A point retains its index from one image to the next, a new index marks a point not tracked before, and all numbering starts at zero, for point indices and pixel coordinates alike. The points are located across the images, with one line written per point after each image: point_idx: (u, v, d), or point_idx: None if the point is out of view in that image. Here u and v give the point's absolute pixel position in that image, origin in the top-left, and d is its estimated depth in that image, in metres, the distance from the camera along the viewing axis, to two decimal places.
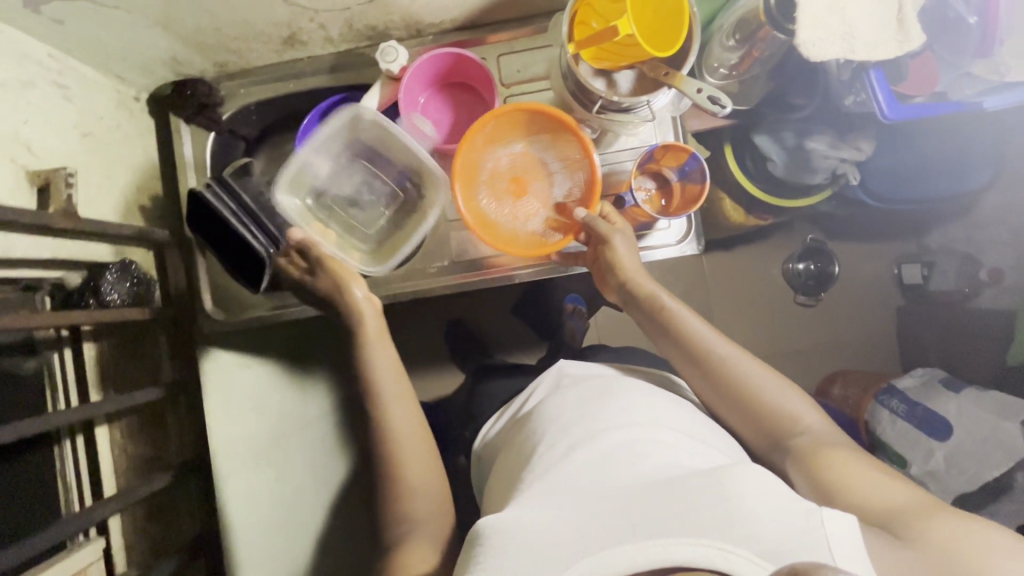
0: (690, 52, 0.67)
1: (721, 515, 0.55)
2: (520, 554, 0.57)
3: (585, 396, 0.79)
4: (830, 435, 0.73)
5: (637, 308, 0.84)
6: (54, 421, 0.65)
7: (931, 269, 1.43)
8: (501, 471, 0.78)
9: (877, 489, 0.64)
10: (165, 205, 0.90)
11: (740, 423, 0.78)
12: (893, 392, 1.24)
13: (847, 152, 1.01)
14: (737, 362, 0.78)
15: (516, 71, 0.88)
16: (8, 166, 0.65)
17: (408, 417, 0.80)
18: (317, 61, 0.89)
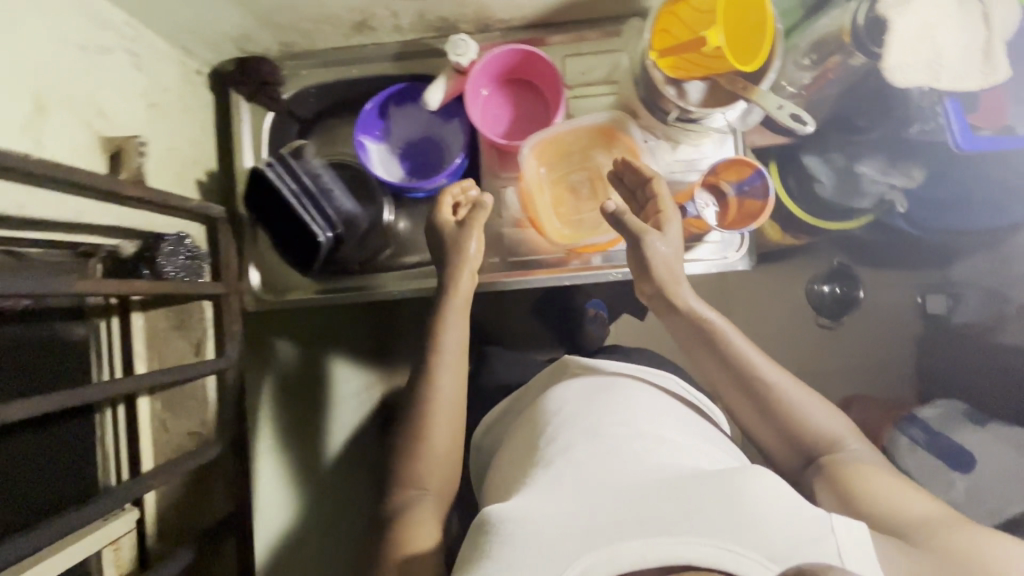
0: (771, 69, 0.66)
1: (730, 516, 0.55)
2: (534, 543, 0.57)
3: (586, 395, 0.79)
4: (863, 454, 0.73)
5: (673, 311, 0.78)
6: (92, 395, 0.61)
7: (956, 301, 1.41)
8: (503, 460, 0.79)
9: (904, 503, 0.66)
10: (219, 179, 0.90)
11: (769, 436, 0.76)
12: (914, 422, 1.26)
13: (898, 178, 1.00)
14: (768, 374, 0.75)
15: (581, 73, 0.89)
16: (85, 131, 0.64)
17: (452, 394, 0.79)
18: (382, 48, 0.88)
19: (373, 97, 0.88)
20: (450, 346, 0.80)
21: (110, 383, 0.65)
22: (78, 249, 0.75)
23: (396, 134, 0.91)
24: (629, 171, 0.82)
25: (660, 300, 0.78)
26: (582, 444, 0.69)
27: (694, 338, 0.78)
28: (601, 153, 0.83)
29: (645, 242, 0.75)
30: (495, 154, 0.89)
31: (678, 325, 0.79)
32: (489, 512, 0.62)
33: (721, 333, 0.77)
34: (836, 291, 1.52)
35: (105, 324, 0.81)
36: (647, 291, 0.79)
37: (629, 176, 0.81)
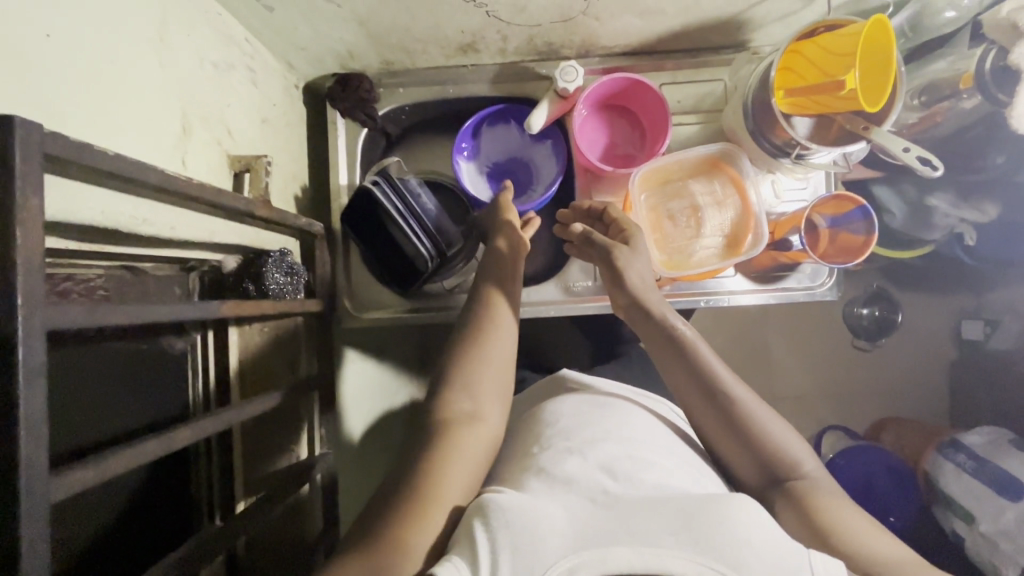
0: (893, 110, 0.68)
1: (715, 538, 0.50)
2: (529, 533, 0.51)
3: (582, 409, 0.72)
4: (830, 485, 0.64)
5: (647, 319, 0.75)
6: (212, 423, 0.54)
7: (993, 328, 1.33)
8: (494, 467, 0.72)
9: (878, 542, 0.57)
10: (309, 194, 0.90)
11: (736, 457, 0.67)
12: (959, 447, 1.20)
13: (969, 213, 1.01)
14: (729, 386, 0.68)
15: (677, 101, 0.89)
16: (216, 150, 0.64)
17: (505, 371, 0.70)
18: (481, 70, 0.89)
19: (472, 117, 0.87)
20: (506, 325, 0.73)
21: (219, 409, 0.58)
22: (185, 262, 0.73)
23: (485, 154, 0.91)
24: (729, 201, 0.82)
25: (637, 309, 0.76)
26: (571, 454, 0.63)
27: (662, 345, 0.73)
28: (700, 185, 0.84)
29: (618, 259, 0.77)
30: (588, 178, 0.89)
31: (650, 332, 0.74)
32: (482, 500, 0.56)
33: (683, 338, 0.72)
34: (874, 313, 1.48)
35: (201, 338, 0.78)
36: (623, 302, 0.78)
37: (730, 204, 0.82)
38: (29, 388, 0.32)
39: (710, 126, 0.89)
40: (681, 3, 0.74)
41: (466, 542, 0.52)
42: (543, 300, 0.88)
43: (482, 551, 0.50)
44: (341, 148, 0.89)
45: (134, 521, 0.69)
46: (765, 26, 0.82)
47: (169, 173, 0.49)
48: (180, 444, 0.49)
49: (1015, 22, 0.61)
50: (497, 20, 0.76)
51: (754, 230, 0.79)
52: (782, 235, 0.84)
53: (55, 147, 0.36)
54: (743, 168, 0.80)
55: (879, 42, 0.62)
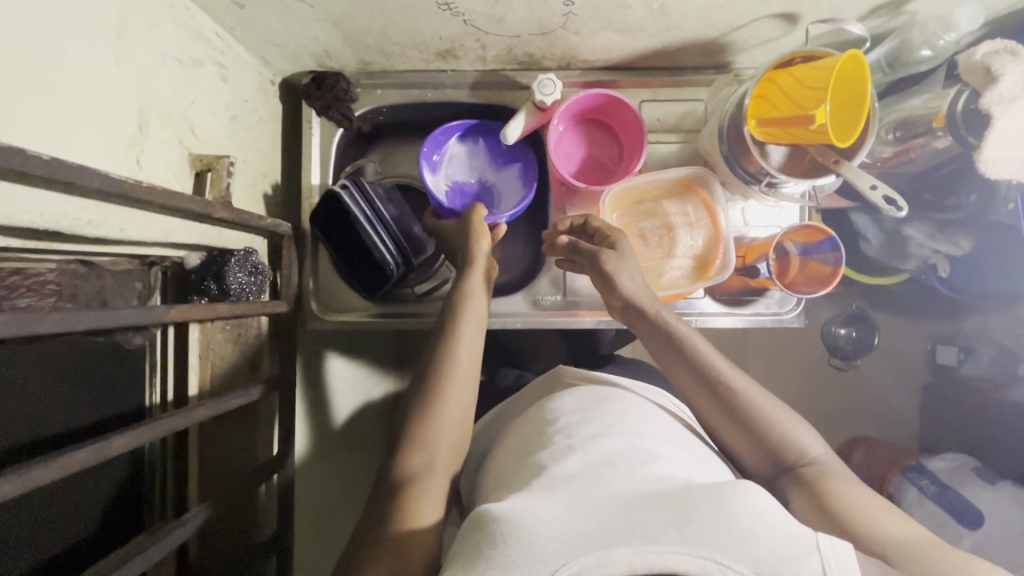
0: (865, 145, 0.67)
1: (716, 531, 0.51)
2: (533, 543, 0.52)
3: (586, 407, 0.75)
4: (838, 467, 0.69)
5: (646, 321, 0.76)
6: (157, 429, 0.53)
7: (967, 354, 1.33)
8: (500, 466, 0.74)
9: (885, 519, 0.62)
10: (280, 191, 0.88)
11: (746, 449, 0.72)
12: (923, 471, 1.22)
13: (943, 246, 1.01)
14: (730, 378, 0.72)
15: (657, 119, 0.89)
16: (178, 150, 0.63)
17: (463, 404, 0.69)
18: (461, 76, 0.88)
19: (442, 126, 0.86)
20: (467, 355, 0.72)
21: (178, 412, 0.58)
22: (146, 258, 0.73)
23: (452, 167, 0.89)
24: (701, 223, 0.82)
25: (634, 311, 0.76)
26: (576, 454, 0.65)
27: (663, 347, 0.75)
28: (673, 205, 0.84)
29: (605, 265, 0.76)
30: (563, 192, 0.88)
31: (648, 334, 0.76)
32: (484, 511, 0.57)
33: (684, 340, 0.74)
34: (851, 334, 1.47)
35: (161, 334, 0.77)
36: (617, 305, 0.78)
37: (701, 226, 0.82)
38: None
39: (688, 146, 0.88)
40: (661, 23, 0.73)
41: (475, 555, 0.52)
42: (510, 312, 0.87)
43: (495, 558, 0.51)
44: (315, 147, 0.88)
45: (81, 518, 0.68)
46: (747, 49, 0.81)
47: (114, 177, 0.48)
48: (114, 453, 0.48)
49: (986, 66, 0.61)
50: (475, 28, 0.75)
51: (721, 255, 0.79)
52: (752, 260, 0.83)
53: None
54: (714, 193, 0.80)
55: (851, 77, 0.62)
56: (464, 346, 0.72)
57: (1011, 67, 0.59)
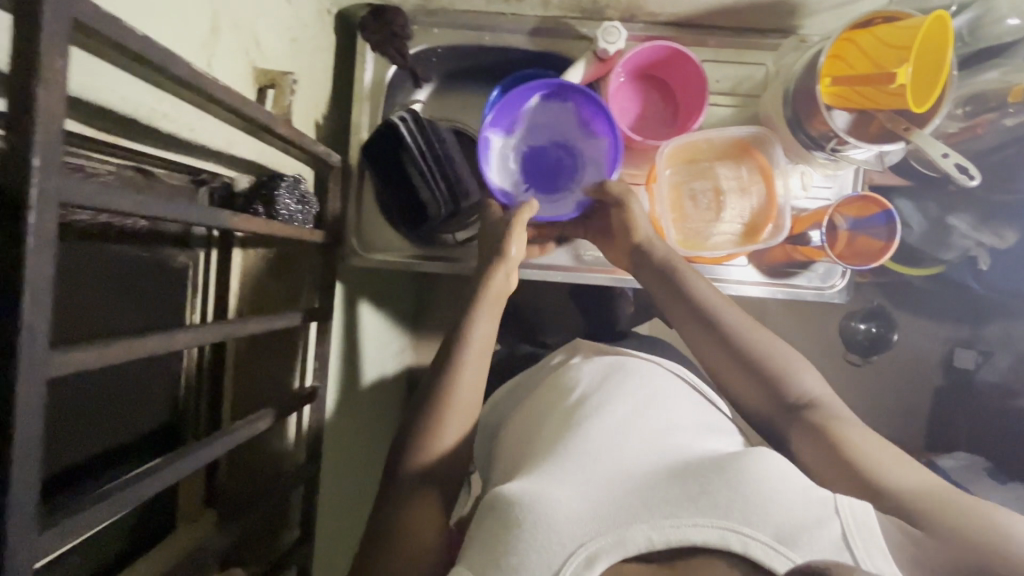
0: (937, 114, 0.65)
1: (732, 501, 0.53)
2: (550, 522, 0.54)
3: (596, 370, 0.75)
4: (841, 409, 0.68)
5: (647, 260, 0.76)
6: (208, 335, 0.52)
7: (986, 358, 1.32)
8: (517, 428, 0.74)
9: (896, 469, 0.62)
10: (327, 125, 0.87)
11: (744, 388, 0.71)
12: (933, 468, 1.20)
13: (987, 237, 1.01)
14: (725, 315, 0.72)
15: (716, 81, 0.87)
16: (245, 61, 0.62)
17: (473, 388, 0.68)
18: (521, 20, 0.86)
19: (517, 89, 0.78)
20: (482, 340, 0.70)
21: (219, 323, 0.56)
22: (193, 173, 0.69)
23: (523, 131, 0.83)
24: (754, 188, 0.81)
25: (641, 252, 0.77)
26: (585, 420, 0.65)
27: (663, 287, 0.75)
28: (727, 167, 0.82)
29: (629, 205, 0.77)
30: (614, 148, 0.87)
31: (646, 271, 0.76)
32: (500, 492, 0.59)
33: (686, 286, 0.73)
34: (870, 330, 1.39)
35: (204, 255, 0.77)
36: (627, 252, 0.79)
37: (754, 190, 0.81)
38: (36, 254, 0.31)
39: (744, 111, 0.87)
40: None
41: (497, 538, 0.55)
42: (551, 264, 0.87)
43: (514, 541, 0.54)
44: (367, 83, 0.86)
45: None
46: (818, 13, 0.79)
47: (197, 69, 0.47)
48: (178, 346, 0.48)
49: None
50: None
51: (774, 219, 0.78)
52: (802, 230, 0.83)
53: (88, 13, 0.34)
54: (773, 156, 0.79)
55: (936, 41, 0.61)
56: (479, 329, 0.70)
57: None
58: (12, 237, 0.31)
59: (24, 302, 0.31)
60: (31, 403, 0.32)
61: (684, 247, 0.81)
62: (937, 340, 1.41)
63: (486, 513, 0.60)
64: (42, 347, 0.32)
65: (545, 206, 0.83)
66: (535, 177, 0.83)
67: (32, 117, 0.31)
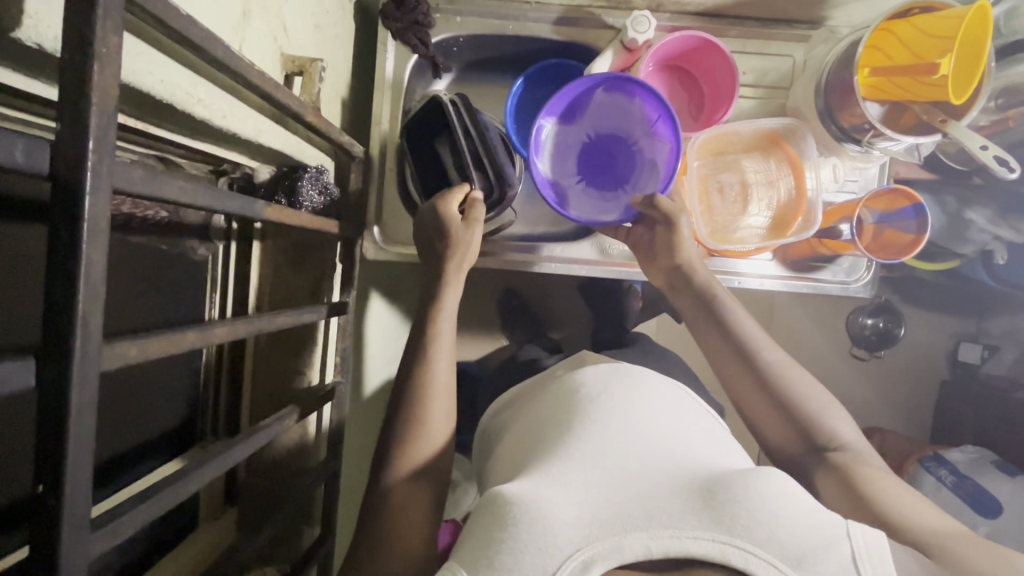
0: (975, 106, 0.65)
1: (739, 515, 0.50)
2: (548, 527, 0.51)
3: (602, 376, 0.73)
4: (867, 455, 0.69)
5: (686, 286, 0.77)
6: (244, 329, 0.50)
7: (991, 353, 1.33)
8: (522, 430, 0.72)
9: (915, 510, 0.62)
10: (345, 114, 0.85)
11: (774, 428, 0.71)
12: (941, 461, 1.19)
13: (1005, 232, 1.01)
14: (764, 354, 0.72)
15: (742, 72, 0.85)
16: (273, 47, 0.60)
17: (445, 386, 0.68)
18: (545, 9, 0.84)
19: (579, 77, 0.76)
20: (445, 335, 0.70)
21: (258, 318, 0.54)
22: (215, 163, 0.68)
23: (582, 126, 0.79)
24: (782, 180, 0.79)
25: (680, 275, 0.77)
26: (591, 424, 0.63)
27: (700, 316, 0.75)
28: (756, 159, 0.81)
29: (675, 224, 0.74)
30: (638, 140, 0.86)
31: (686, 298, 0.77)
32: (499, 492, 0.56)
33: (724, 312, 0.74)
34: (877, 325, 1.39)
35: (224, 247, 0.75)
36: (664, 271, 0.79)
37: (781, 183, 0.79)
38: (93, 242, 0.30)
39: (769, 103, 0.86)
40: None
41: (491, 541, 0.52)
42: (577, 258, 0.86)
43: (508, 544, 0.51)
44: (387, 72, 0.85)
45: None
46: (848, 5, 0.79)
47: (236, 53, 0.45)
48: (216, 341, 0.46)
49: None
50: None
51: (804, 214, 0.77)
52: (831, 224, 0.81)
53: None
54: (804, 147, 0.78)
55: (974, 32, 0.60)
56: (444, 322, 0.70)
57: None
58: (67, 222, 0.29)
59: (80, 292, 0.29)
60: (84, 398, 0.30)
61: (710, 240, 0.80)
62: (941, 334, 1.42)
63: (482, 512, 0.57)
64: (95, 340, 0.31)
65: (590, 200, 0.78)
66: (584, 172, 0.79)
67: (88, 97, 0.29)
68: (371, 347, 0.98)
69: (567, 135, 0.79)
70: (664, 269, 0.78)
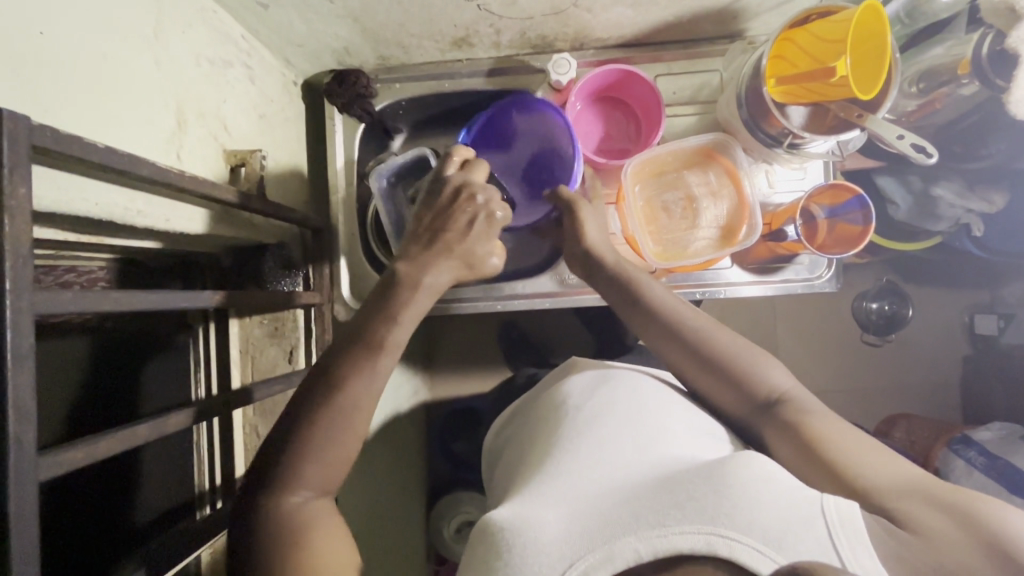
0: (888, 97, 0.66)
1: (722, 504, 0.46)
2: (531, 548, 0.47)
3: (588, 382, 0.68)
4: (813, 402, 0.62)
5: (601, 271, 0.73)
6: (199, 414, 0.54)
7: (1008, 322, 1.24)
8: (514, 457, 0.67)
9: (873, 464, 0.54)
10: (305, 186, 0.91)
11: (717, 392, 0.65)
12: (969, 443, 1.08)
13: (977, 203, 0.91)
14: (686, 321, 0.67)
15: (672, 92, 0.88)
16: (213, 146, 0.67)
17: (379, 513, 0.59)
18: (476, 64, 0.89)
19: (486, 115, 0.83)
20: None
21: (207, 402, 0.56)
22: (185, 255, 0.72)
23: (518, 149, 0.86)
24: (723, 193, 0.82)
25: (591, 258, 0.74)
26: (577, 430, 0.58)
27: (619, 297, 0.71)
28: (695, 176, 0.84)
29: (578, 214, 0.75)
30: (589, 168, 0.89)
31: (602, 280, 0.73)
32: (489, 519, 0.52)
33: (637, 285, 0.71)
34: (884, 309, 1.33)
35: (203, 329, 0.77)
36: (578, 256, 0.76)
37: (723, 198, 0.82)
38: (18, 368, 0.35)
39: (707, 118, 0.88)
40: None
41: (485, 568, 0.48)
42: (538, 293, 0.89)
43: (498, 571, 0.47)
44: (337, 145, 0.90)
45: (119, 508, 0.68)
46: (760, 15, 0.81)
47: (162, 167, 0.50)
48: (171, 429, 0.50)
49: (1011, 6, 0.60)
50: (489, 13, 0.76)
51: (747, 220, 0.78)
52: (779, 225, 0.82)
53: (45, 141, 0.38)
54: (736, 158, 0.81)
55: (873, 29, 0.62)
56: (431, 275, 0.67)
57: None
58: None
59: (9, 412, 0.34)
60: (23, 498, 0.35)
61: (660, 258, 0.80)
62: (953, 308, 1.35)
63: (476, 541, 0.53)
64: (31, 452, 0.36)
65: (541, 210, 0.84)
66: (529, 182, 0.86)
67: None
68: None
69: (509, 161, 0.87)
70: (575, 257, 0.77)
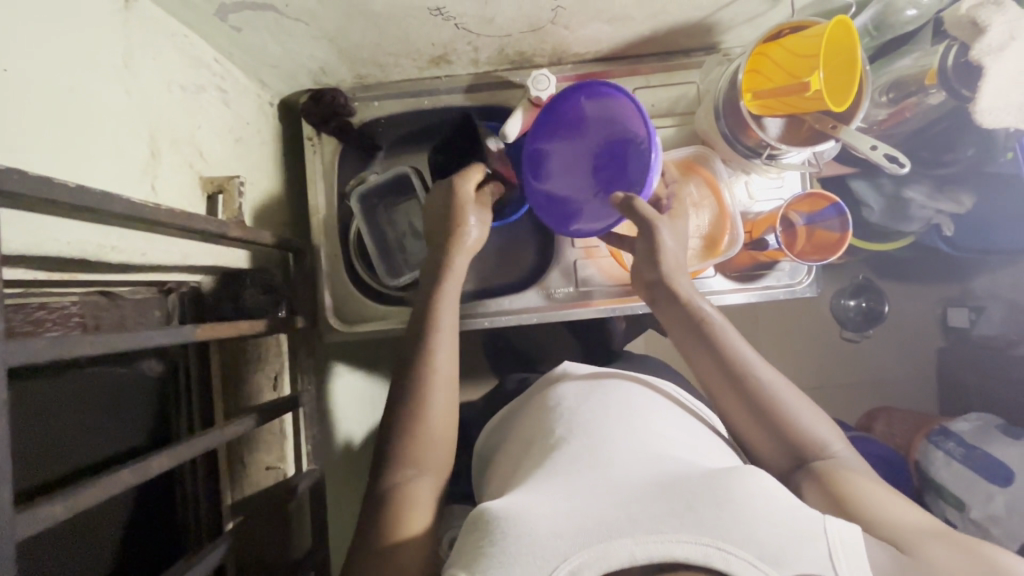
0: (861, 109, 0.67)
1: (721, 518, 0.46)
2: (527, 550, 0.46)
3: (580, 392, 0.68)
4: (856, 466, 0.62)
5: (673, 301, 0.71)
6: (184, 454, 0.52)
7: (979, 314, 1.27)
8: (496, 471, 0.67)
9: (895, 512, 0.55)
10: (283, 207, 0.89)
11: (763, 440, 0.65)
12: (948, 433, 1.09)
13: (946, 204, 0.94)
14: (757, 371, 0.66)
15: (652, 105, 0.89)
16: (188, 173, 0.65)
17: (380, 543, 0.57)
18: (454, 80, 0.89)
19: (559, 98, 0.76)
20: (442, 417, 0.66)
21: (191, 445, 0.53)
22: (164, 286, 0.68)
23: (588, 136, 0.77)
24: (704, 203, 0.83)
25: (664, 288, 0.71)
26: (575, 438, 0.58)
27: (691, 331, 0.69)
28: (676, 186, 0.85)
29: (659, 233, 0.70)
30: None
31: (672, 312, 0.71)
32: (485, 507, 0.52)
33: (715, 326, 0.68)
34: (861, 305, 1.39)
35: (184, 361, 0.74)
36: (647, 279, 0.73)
37: (703, 207, 0.82)
38: None
39: (685, 129, 0.89)
40: (648, 9, 0.75)
41: (476, 556, 0.48)
42: (525, 307, 0.88)
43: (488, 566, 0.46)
44: (317, 165, 0.89)
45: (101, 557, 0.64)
46: (734, 28, 0.82)
47: (136, 201, 0.48)
48: (156, 471, 0.49)
49: (973, 19, 0.63)
50: (467, 31, 0.76)
51: (730, 230, 0.80)
52: (759, 234, 0.84)
53: (14, 185, 0.36)
54: (716, 170, 0.82)
55: (844, 43, 0.64)
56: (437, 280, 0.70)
57: (996, 17, 0.61)
58: None
59: None
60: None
61: None
62: (926, 302, 1.39)
63: (468, 534, 0.52)
64: (6, 512, 0.34)
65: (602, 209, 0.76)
66: (598, 182, 0.77)
67: None
68: (347, 418, 0.98)
69: (575, 148, 0.78)
70: (643, 280, 0.74)
